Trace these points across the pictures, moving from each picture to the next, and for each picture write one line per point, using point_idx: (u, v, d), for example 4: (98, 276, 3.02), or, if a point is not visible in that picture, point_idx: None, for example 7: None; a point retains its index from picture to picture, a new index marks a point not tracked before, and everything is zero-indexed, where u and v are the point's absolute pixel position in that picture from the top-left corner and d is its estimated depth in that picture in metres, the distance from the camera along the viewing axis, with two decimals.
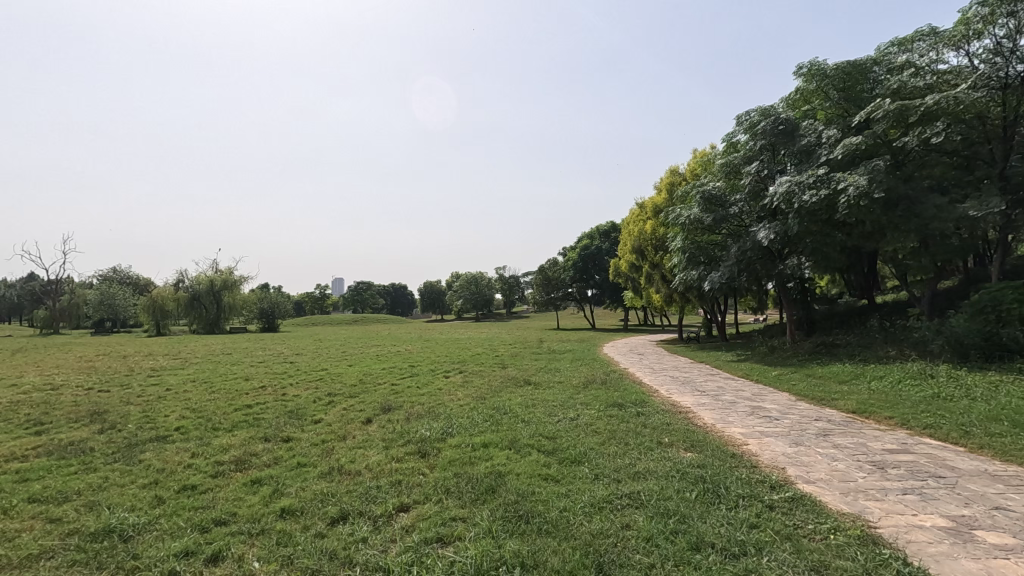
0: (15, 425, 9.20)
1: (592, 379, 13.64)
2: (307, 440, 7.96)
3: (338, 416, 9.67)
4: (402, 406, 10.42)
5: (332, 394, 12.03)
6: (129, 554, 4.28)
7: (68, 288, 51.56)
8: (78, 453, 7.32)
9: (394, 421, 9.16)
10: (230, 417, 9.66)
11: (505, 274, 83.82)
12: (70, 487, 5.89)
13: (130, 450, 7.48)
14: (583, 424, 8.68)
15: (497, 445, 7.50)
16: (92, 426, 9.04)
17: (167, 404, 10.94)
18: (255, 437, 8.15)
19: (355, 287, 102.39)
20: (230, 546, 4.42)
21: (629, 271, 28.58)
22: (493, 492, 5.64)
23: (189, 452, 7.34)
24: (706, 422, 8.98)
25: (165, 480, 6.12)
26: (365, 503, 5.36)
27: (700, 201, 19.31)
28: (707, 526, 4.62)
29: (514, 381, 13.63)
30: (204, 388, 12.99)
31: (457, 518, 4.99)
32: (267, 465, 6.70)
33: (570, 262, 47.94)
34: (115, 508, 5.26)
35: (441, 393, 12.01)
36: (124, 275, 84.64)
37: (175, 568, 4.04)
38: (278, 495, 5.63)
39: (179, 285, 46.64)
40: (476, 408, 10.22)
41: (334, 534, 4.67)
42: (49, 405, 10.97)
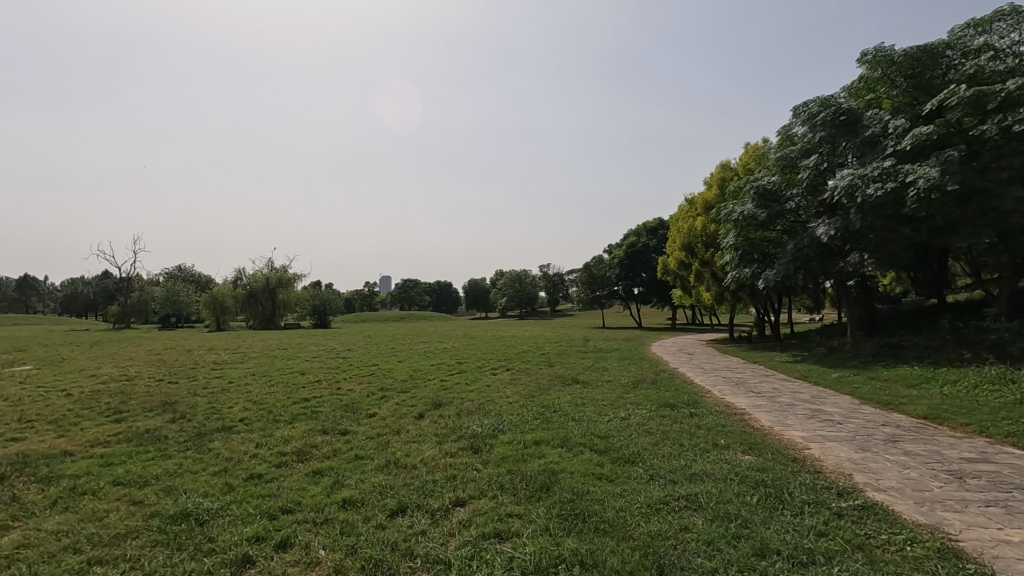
0: (98, 413, 9.90)
1: (642, 378, 13.41)
2: (363, 433, 8.17)
3: (392, 410, 9.91)
4: (452, 402, 10.56)
5: (385, 389, 12.32)
6: (206, 537, 4.52)
7: (139, 284, 55.05)
8: (154, 441, 7.79)
9: (445, 417, 9.30)
10: (289, 409, 10.07)
11: (549, 273, 83.51)
12: (149, 472, 6.29)
13: (200, 439, 7.90)
14: (635, 425, 8.55)
15: (549, 443, 7.48)
16: (165, 416, 9.61)
17: (231, 396, 11.50)
18: (314, 429, 8.45)
19: (403, 286, 104.62)
20: (297, 533, 4.60)
21: (678, 270, 27.92)
22: (548, 489, 5.65)
23: (253, 442, 7.69)
24: (763, 425, 8.65)
25: (233, 468, 6.43)
26: (423, 497, 5.47)
27: (754, 196, 18.69)
28: (771, 532, 4.46)
29: (562, 379, 13.56)
30: (264, 382, 13.57)
31: (513, 514, 5.02)
32: (327, 457, 6.93)
33: (616, 259, 47.10)
34: (190, 493, 5.57)
35: (490, 390, 12.07)
36: (189, 273, 89.52)
37: (248, 553, 4.22)
38: (339, 486, 5.81)
39: (238, 283, 48.80)
40: (526, 406, 10.23)
41: (394, 525, 4.78)
42: (125, 395, 11.74)
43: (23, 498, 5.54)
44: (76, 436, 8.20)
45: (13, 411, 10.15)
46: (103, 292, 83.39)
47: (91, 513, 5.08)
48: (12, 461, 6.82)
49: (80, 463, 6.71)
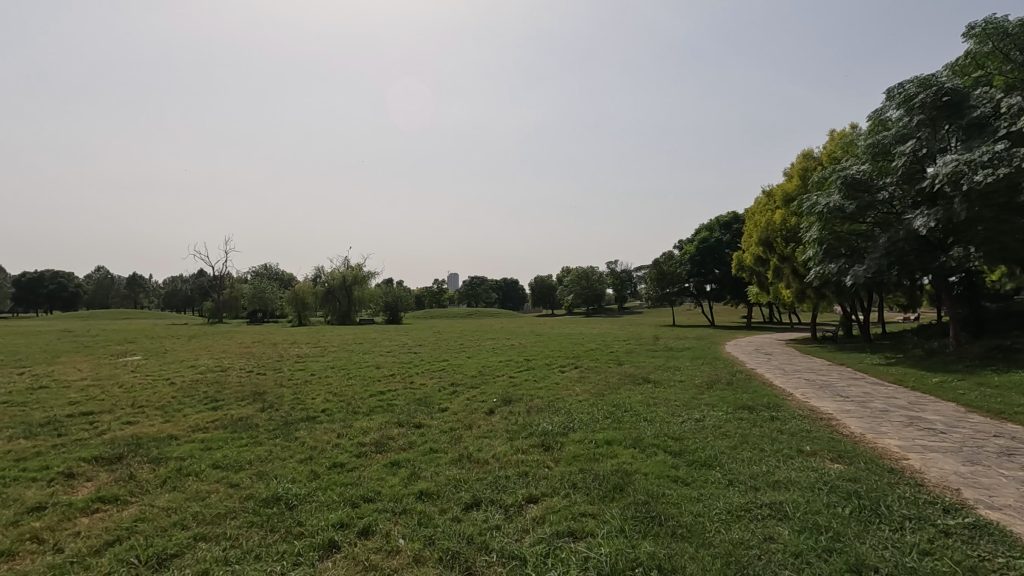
0: (197, 401, 10.77)
1: (716, 379, 12.90)
2: (437, 427, 8.37)
3: (463, 405, 10.11)
4: (522, 399, 10.63)
5: (455, 384, 12.60)
6: (296, 521, 4.80)
7: (231, 282, 59.57)
8: (247, 428, 8.38)
9: (515, 413, 9.36)
10: (367, 402, 10.50)
11: (616, 270, 82.19)
12: (243, 457, 6.76)
13: (286, 428, 8.40)
14: (711, 427, 8.23)
15: (621, 443, 7.35)
16: (255, 405, 10.31)
17: (313, 388, 12.18)
18: (390, 421, 8.76)
19: (470, 283, 106.73)
20: (378, 522, 4.78)
21: (754, 266, 26.59)
22: (621, 490, 5.55)
23: (335, 432, 8.08)
24: (853, 432, 8.07)
25: (318, 457, 6.79)
26: (496, 492, 5.53)
27: (841, 187, 17.45)
28: (867, 548, 4.16)
29: (632, 378, 13.29)
30: (342, 375, 14.26)
31: (587, 514, 4.98)
32: (403, 449, 7.17)
33: (687, 255, 45.61)
34: (280, 479, 5.94)
35: (559, 388, 12.02)
36: (274, 272, 95.70)
37: (334, 539, 4.44)
38: (415, 478, 5.99)
39: (317, 280, 51.52)
40: (597, 404, 10.10)
41: (469, 519, 4.87)
42: (220, 385, 12.71)
43: (138, 476, 6.13)
44: (180, 421, 8.97)
45: (127, 396, 11.24)
46: (199, 290, 90.70)
47: (195, 493, 5.53)
48: (128, 442, 7.56)
49: (184, 447, 7.32)
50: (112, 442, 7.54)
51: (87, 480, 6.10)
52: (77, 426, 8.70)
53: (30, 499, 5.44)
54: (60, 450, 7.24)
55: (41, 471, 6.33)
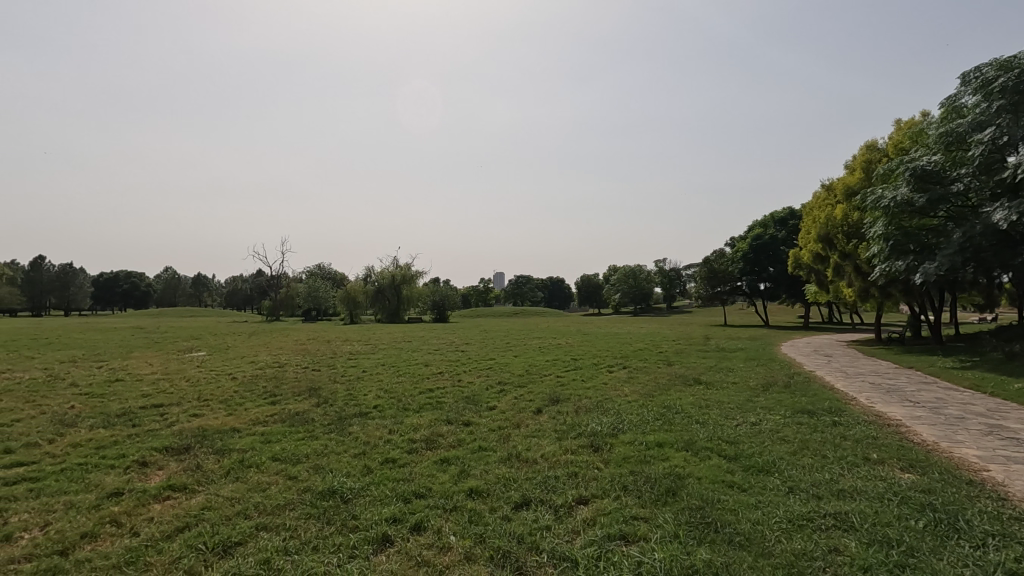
0: (257, 395, 11.26)
1: (773, 381, 12.40)
2: (485, 425, 8.42)
3: (511, 404, 10.13)
4: (570, 399, 10.55)
5: (502, 382, 12.65)
6: (351, 515, 4.92)
7: (287, 282, 61.93)
8: (304, 422, 8.68)
9: (564, 413, 9.30)
10: (416, 399, 10.68)
11: (665, 268, 80.52)
12: (300, 450, 6.99)
13: (340, 423, 8.66)
14: (768, 431, 7.92)
15: (673, 445, 7.18)
16: (310, 400, 10.68)
17: (365, 384, 12.51)
18: (440, 419, 8.87)
19: (516, 282, 107.02)
20: (429, 518, 4.85)
21: (813, 263, 25.43)
22: (674, 494, 5.41)
23: (386, 428, 8.26)
24: (926, 440, 7.57)
25: (370, 452, 6.95)
26: (546, 492, 5.50)
27: (910, 179, 16.44)
28: (944, 565, 3.88)
29: (682, 379, 12.96)
30: (393, 372, 14.58)
31: (639, 517, 4.88)
32: (452, 446, 7.24)
33: (740, 252, 43.95)
34: (335, 473, 6.11)
35: (607, 388, 11.86)
36: (327, 271, 98.85)
37: (387, 533, 4.53)
38: (465, 475, 6.03)
39: (368, 279, 52.78)
40: (646, 405, 9.90)
41: (519, 518, 4.86)
42: (278, 380, 13.24)
43: (204, 466, 6.45)
44: (241, 414, 9.38)
45: (193, 390, 11.87)
46: (258, 289, 94.85)
47: (256, 484, 5.77)
48: (194, 433, 7.97)
49: (245, 439, 7.65)
50: (180, 434, 7.97)
51: (159, 468, 6.47)
52: (149, 417, 9.25)
53: (109, 484, 5.82)
54: (134, 439, 7.70)
55: (118, 459, 6.75)
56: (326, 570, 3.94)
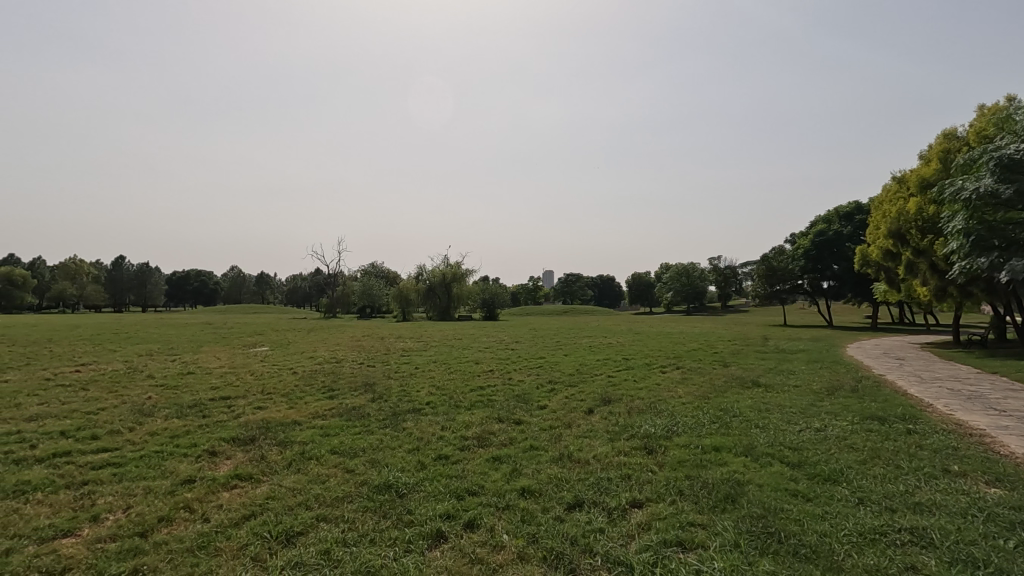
0: (316, 390, 11.70)
1: (838, 385, 11.77)
2: (536, 425, 8.40)
3: (562, 403, 10.07)
4: (622, 399, 10.38)
5: (553, 382, 12.60)
6: (406, 509, 5.01)
7: (343, 280, 64.01)
8: (360, 417, 8.95)
9: (616, 414, 9.15)
10: (468, 396, 10.80)
11: (720, 266, 78.08)
12: (358, 444, 7.20)
13: (395, 418, 8.87)
14: (835, 437, 7.51)
15: (730, 450, 6.93)
16: (366, 395, 11.00)
17: (418, 381, 12.76)
18: (491, 416, 8.92)
19: (565, 281, 106.51)
20: (482, 516, 4.87)
21: (882, 260, 23.96)
22: (734, 501, 5.21)
23: (439, 425, 8.39)
24: (1013, 452, 6.97)
25: (424, 448, 7.07)
26: (600, 494, 5.42)
27: (994, 169, 15.19)
28: None
29: (739, 381, 12.51)
30: (444, 369, 14.81)
31: (696, 524, 4.72)
32: (504, 444, 7.27)
33: (800, 249, 42.05)
34: (390, 467, 6.25)
35: (660, 389, 11.60)
36: (380, 269, 101.40)
37: (441, 529, 4.58)
38: (517, 474, 6.03)
39: (420, 277, 53.72)
40: (702, 408, 9.61)
41: (572, 519, 4.81)
42: (335, 375, 13.71)
43: (268, 457, 6.74)
44: (302, 408, 9.77)
45: (257, 383, 12.46)
46: (316, 287, 98.50)
47: (316, 476, 5.98)
48: (259, 425, 8.35)
49: (306, 432, 7.95)
50: (246, 425, 8.38)
51: (227, 458, 6.81)
52: (217, 409, 9.78)
53: (182, 471, 6.18)
54: (205, 430, 8.15)
55: (190, 448, 7.16)
56: (383, 563, 4.02)
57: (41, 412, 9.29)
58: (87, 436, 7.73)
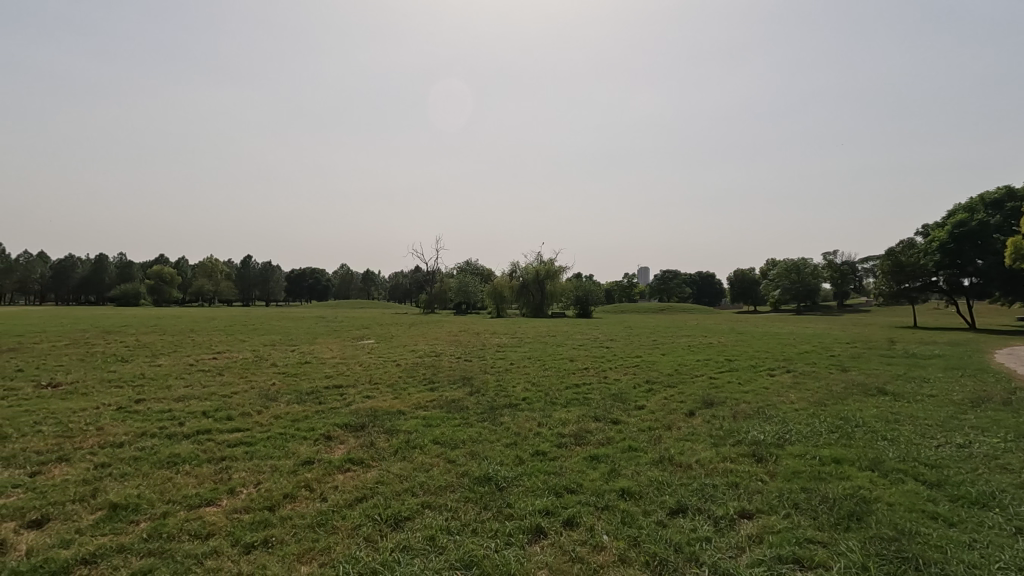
0: (417, 382, 12.25)
1: (986, 396, 10.30)
2: (634, 425, 8.18)
3: (660, 404, 9.73)
4: (726, 402, 9.84)
5: (651, 381, 12.21)
6: (506, 503, 5.10)
7: (440, 277, 66.55)
8: (459, 409, 9.23)
9: (720, 418, 8.68)
10: (563, 393, 10.78)
11: (836, 261, 71.61)
12: (458, 436, 7.43)
13: (493, 412, 9.06)
14: (983, 456, 6.58)
15: (853, 463, 6.32)
16: (464, 388, 11.33)
17: (514, 376, 12.93)
18: (587, 415, 8.83)
19: (662, 277, 103.27)
20: (581, 515, 4.83)
21: None
22: (860, 519, 4.74)
23: (536, 421, 8.43)
24: None
25: (522, 443, 7.14)
26: (704, 501, 5.17)
27: None
28: None
29: (861, 388, 11.36)
30: (539, 365, 14.89)
31: (815, 541, 4.36)
32: (602, 444, 7.16)
33: (935, 241, 37.31)
34: (489, 460, 6.38)
35: (769, 393, 10.84)
36: (475, 267, 104.16)
37: (541, 525, 4.60)
38: (616, 474, 5.91)
39: (513, 274, 54.50)
40: (817, 415, 8.85)
41: (675, 526, 4.63)
42: (435, 368, 14.27)
43: (377, 443, 7.16)
44: (405, 398, 10.28)
45: (365, 374, 13.29)
46: (415, 283, 103.22)
47: (420, 464, 6.25)
48: (367, 413, 8.89)
49: (410, 421, 8.34)
50: (356, 413, 8.96)
51: (340, 442, 7.32)
52: (331, 396, 10.56)
53: (303, 453, 6.74)
54: (321, 415, 8.84)
55: (309, 431, 7.79)
56: (485, 554, 4.11)
57: (187, 393, 10.57)
58: (224, 416, 8.67)
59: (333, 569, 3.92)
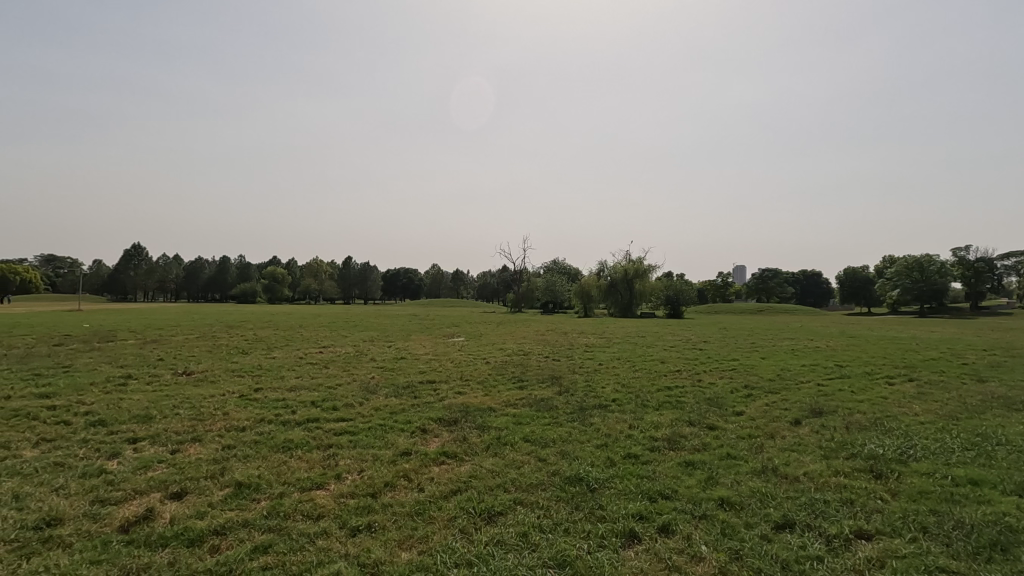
0: (506, 379, 12.43)
1: None
2: (732, 432, 7.78)
3: (761, 411, 9.17)
4: (837, 412, 9.07)
5: (750, 386, 11.53)
6: (598, 504, 5.03)
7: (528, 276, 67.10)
8: (548, 408, 9.26)
9: (831, 428, 8.01)
10: (655, 396, 10.47)
11: (968, 257, 63.72)
12: (547, 434, 7.45)
13: (582, 412, 9.00)
14: None
15: (993, 486, 5.59)
16: (552, 388, 11.33)
17: (603, 377, 12.75)
18: (681, 419, 8.51)
19: (761, 277, 97.30)
20: (677, 522, 4.66)
21: None
22: (1005, 550, 4.17)
23: (627, 423, 8.26)
24: None
25: (613, 445, 7.02)
26: (815, 517, 4.80)
27: None
28: None
29: (1004, 401, 9.99)
30: (628, 366, 14.56)
31: (948, 570, 3.90)
32: (697, 450, 6.87)
33: None
34: (580, 460, 6.34)
35: (888, 403, 9.84)
36: (563, 266, 104.02)
37: (635, 530, 4.50)
38: (714, 483, 5.65)
39: (602, 274, 53.83)
40: (948, 430, 7.90)
41: (782, 541, 4.34)
42: (524, 367, 14.39)
43: (469, 439, 7.35)
44: (495, 395, 10.47)
45: (456, 370, 13.70)
46: (503, 283, 105.05)
47: (511, 461, 6.33)
48: (459, 409, 9.15)
49: (500, 418, 8.48)
50: (449, 408, 9.27)
51: (435, 435, 7.59)
52: (425, 391, 11.00)
53: (401, 444, 7.07)
54: (417, 409, 9.23)
55: (406, 424, 8.17)
56: (578, 555, 4.08)
57: (297, 384, 11.47)
58: (330, 406, 9.32)
59: (432, 557, 4.08)
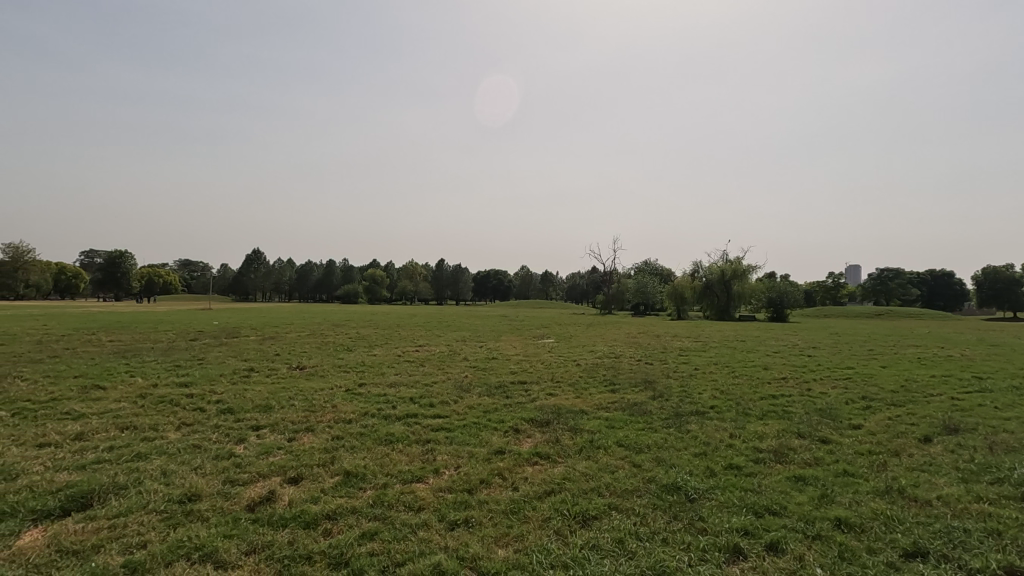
0: (597, 382, 12.27)
1: None
2: (849, 446, 7.13)
3: (883, 425, 8.33)
4: (977, 429, 8.02)
5: (869, 397, 10.50)
6: (698, 516, 4.81)
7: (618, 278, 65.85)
8: (642, 413, 9.02)
9: (970, 448, 7.09)
10: (758, 404, 9.86)
11: None
12: (642, 440, 7.25)
13: (679, 418, 8.67)
14: None
15: None
16: (645, 392, 11.03)
17: (699, 382, 12.22)
18: (788, 430, 7.94)
19: (879, 278, 88.49)
20: (787, 540, 4.35)
21: None
22: None
23: (727, 432, 7.85)
24: None
25: (713, 454, 6.69)
26: (952, 547, 4.27)
27: None
28: None
29: None
30: (727, 372, 13.84)
31: None
32: (808, 464, 6.36)
33: None
34: (678, 468, 6.10)
35: None
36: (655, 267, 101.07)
37: (740, 545, 4.25)
38: (829, 501, 5.21)
39: (697, 275, 51.63)
40: None
41: (912, 570, 3.91)
42: (615, 370, 14.13)
43: (562, 440, 7.33)
44: (587, 398, 10.37)
45: (547, 372, 13.73)
46: (592, 284, 104.02)
47: (605, 465, 6.23)
48: (551, 410, 9.16)
49: (593, 421, 8.38)
50: (541, 409, 9.30)
51: (528, 436, 7.66)
52: (516, 391, 11.13)
53: (495, 442, 7.20)
54: (509, 408, 9.37)
55: (499, 423, 8.31)
56: (678, 567, 3.93)
57: (397, 381, 12.06)
58: (427, 402, 9.71)
59: (527, 557, 4.11)
